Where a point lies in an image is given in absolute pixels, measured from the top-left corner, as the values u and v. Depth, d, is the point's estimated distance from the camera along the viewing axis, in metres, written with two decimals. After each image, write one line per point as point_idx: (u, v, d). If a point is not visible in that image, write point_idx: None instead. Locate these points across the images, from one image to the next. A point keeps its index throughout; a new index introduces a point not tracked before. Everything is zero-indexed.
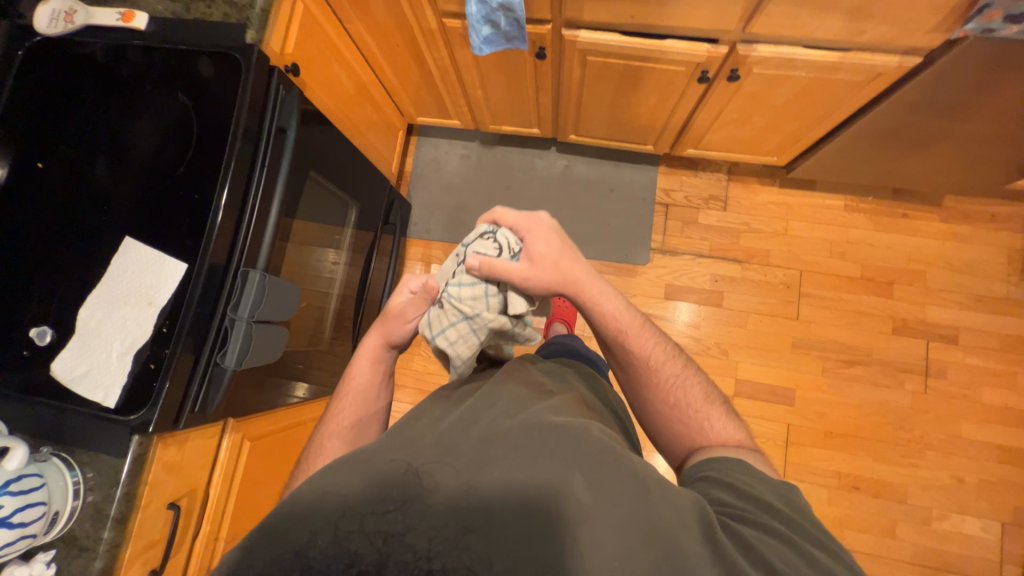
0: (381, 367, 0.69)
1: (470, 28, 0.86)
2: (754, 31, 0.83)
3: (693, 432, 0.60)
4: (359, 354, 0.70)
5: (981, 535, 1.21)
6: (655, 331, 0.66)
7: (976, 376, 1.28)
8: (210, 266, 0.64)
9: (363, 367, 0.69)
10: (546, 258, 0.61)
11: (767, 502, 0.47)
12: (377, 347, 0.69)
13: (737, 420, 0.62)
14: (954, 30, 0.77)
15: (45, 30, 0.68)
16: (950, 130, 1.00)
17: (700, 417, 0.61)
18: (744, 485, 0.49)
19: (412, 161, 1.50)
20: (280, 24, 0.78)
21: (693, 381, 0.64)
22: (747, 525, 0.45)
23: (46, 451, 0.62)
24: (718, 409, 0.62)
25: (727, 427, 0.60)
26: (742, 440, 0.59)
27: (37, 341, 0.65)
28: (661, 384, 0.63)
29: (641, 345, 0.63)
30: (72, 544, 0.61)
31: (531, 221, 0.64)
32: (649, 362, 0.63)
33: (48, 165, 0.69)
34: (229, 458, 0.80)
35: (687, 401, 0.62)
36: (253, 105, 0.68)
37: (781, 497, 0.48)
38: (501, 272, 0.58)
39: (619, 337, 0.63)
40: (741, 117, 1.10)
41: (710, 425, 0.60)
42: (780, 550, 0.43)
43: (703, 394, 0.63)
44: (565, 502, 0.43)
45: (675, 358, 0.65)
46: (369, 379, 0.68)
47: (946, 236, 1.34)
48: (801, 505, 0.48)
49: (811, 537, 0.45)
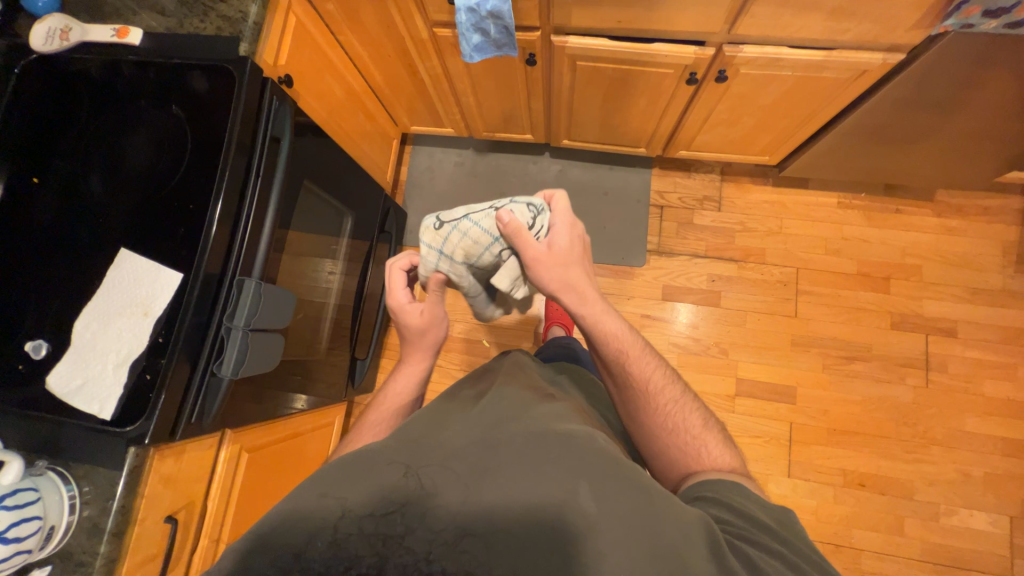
0: (419, 388, 0.72)
1: (460, 36, 0.87)
2: (739, 32, 0.85)
3: (689, 458, 0.58)
4: (402, 371, 0.72)
5: (990, 530, 1.20)
6: (654, 354, 0.64)
7: (977, 369, 1.28)
8: (205, 275, 0.65)
9: (407, 380, 0.71)
10: (565, 254, 0.62)
11: (766, 523, 0.46)
12: (424, 368, 0.72)
13: (734, 450, 0.59)
14: (934, 26, 0.78)
15: (41, 48, 0.70)
16: (938, 125, 1.01)
17: (697, 442, 0.58)
18: (741, 506, 0.48)
19: (407, 170, 1.51)
20: (272, 36, 0.79)
21: (693, 407, 0.62)
22: (750, 545, 0.44)
23: (41, 466, 0.61)
24: (716, 436, 0.60)
25: (725, 455, 0.57)
26: (740, 469, 0.56)
27: (32, 356, 0.64)
28: (659, 407, 0.60)
29: (642, 367, 0.61)
30: (68, 560, 0.60)
31: (569, 219, 0.64)
32: (647, 384, 0.61)
33: (43, 180, 0.69)
34: (227, 470, 0.80)
35: (685, 426, 0.60)
36: (246, 116, 0.69)
37: (779, 519, 0.48)
38: (517, 246, 0.60)
39: (618, 358, 0.61)
40: (731, 117, 1.11)
41: (707, 452, 0.57)
42: (780, 570, 0.42)
43: (701, 421, 0.61)
44: (570, 511, 0.42)
45: (674, 384, 0.63)
46: (409, 396, 0.70)
47: (940, 230, 1.35)
48: (796, 525, 0.48)
49: (809, 559, 0.44)
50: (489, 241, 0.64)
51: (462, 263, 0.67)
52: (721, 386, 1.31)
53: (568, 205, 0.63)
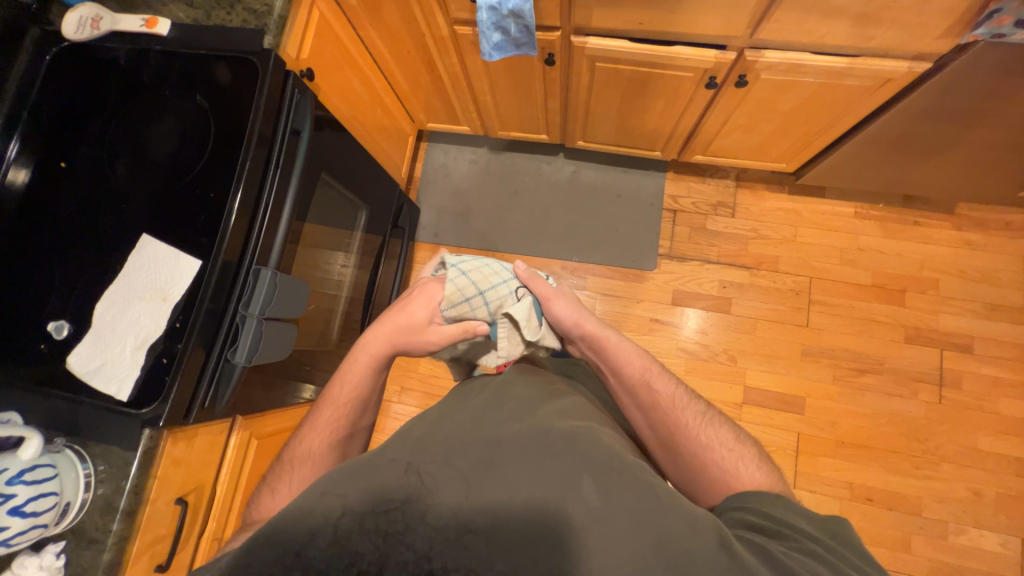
0: (378, 373, 0.69)
1: (480, 35, 0.88)
2: (761, 37, 0.84)
3: (726, 474, 0.56)
4: (355, 360, 0.68)
5: (1001, 551, 1.18)
6: (674, 376, 0.66)
7: (992, 386, 1.26)
8: (224, 263, 0.66)
9: (360, 371, 0.68)
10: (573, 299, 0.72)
11: (804, 528, 0.46)
12: (380, 355, 0.68)
13: (771, 466, 0.57)
14: (964, 35, 0.77)
15: (73, 35, 0.72)
16: (962, 137, 1.00)
17: (732, 457, 0.57)
18: (776, 512, 0.48)
19: (421, 166, 1.52)
20: (295, 30, 0.80)
21: (721, 424, 0.62)
22: (780, 542, 0.45)
23: (60, 442, 0.63)
24: (751, 451, 0.58)
25: (761, 470, 0.56)
26: (780, 484, 0.54)
27: (54, 335, 0.66)
28: (687, 423, 0.60)
29: (661, 386, 0.64)
30: (82, 536, 0.62)
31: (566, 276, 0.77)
32: (670, 402, 0.62)
33: (70, 164, 0.71)
34: (236, 456, 0.81)
35: (717, 441, 0.59)
36: (267, 110, 0.70)
37: (824, 527, 0.47)
38: (534, 288, 0.70)
39: (636, 378, 0.65)
40: (749, 123, 1.10)
41: (744, 466, 0.56)
42: (810, 566, 0.42)
43: (733, 436, 0.60)
44: (575, 505, 0.42)
45: (698, 401, 0.64)
46: (364, 389, 0.68)
47: (959, 244, 1.33)
48: (849, 536, 0.47)
49: (853, 565, 0.43)
50: (505, 276, 0.69)
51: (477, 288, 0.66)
52: (728, 393, 1.30)
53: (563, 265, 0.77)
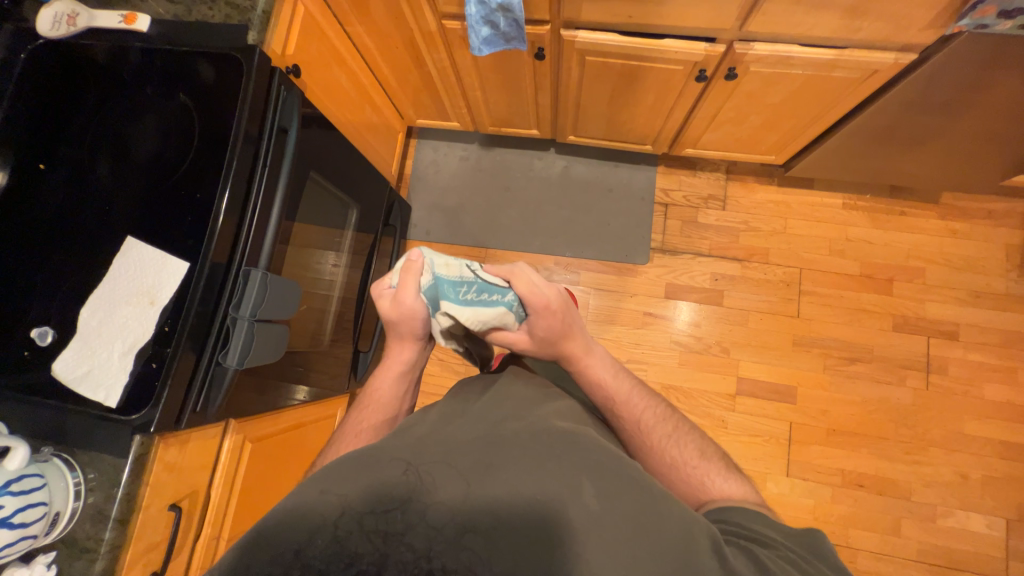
0: (407, 379, 0.70)
1: (470, 29, 0.87)
2: (750, 29, 0.84)
3: (695, 489, 0.57)
4: (387, 363, 0.70)
5: (987, 532, 1.20)
6: (644, 392, 0.67)
7: (977, 371, 1.28)
8: (212, 265, 0.64)
9: (390, 377, 0.69)
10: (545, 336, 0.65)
11: (782, 538, 0.47)
12: (408, 358, 0.69)
13: (741, 477, 0.57)
14: (949, 25, 0.77)
15: (48, 33, 0.69)
16: (946, 127, 1.01)
17: (699, 472, 0.58)
18: (763, 526, 0.48)
19: (412, 164, 1.50)
20: (282, 27, 0.79)
21: (688, 439, 0.62)
22: (762, 548, 0.45)
23: (47, 452, 0.62)
24: (716, 464, 0.59)
25: (730, 483, 0.56)
26: (750, 496, 0.54)
27: (38, 342, 0.64)
28: (653, 443, 0.61)
29: (630, 409, 0.64)
30: (74, 546, 0.60)
31: (542, 302, 0.62)
32: (639, 425, 0.63)
33: (50, 167, 0.69)
34: (230, 460, 0.80)
35: (683, 459, 0.59)
36: (254, 108, 0.68)
37: (804, 539, 0.47)
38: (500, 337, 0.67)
39: (607, 403, 0.65)
40: (738, 116, 1.11)
41: (712, 481, 0.56)
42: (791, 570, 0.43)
43: (699, 450, 0.61)
44: (572, 510, 0.42)
45: (666, 418, 0.64)
46: (394, 394, 0.69)
47: (944, 233, 1.35)
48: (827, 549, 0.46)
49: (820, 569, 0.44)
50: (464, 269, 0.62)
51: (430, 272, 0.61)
52: (722, 385, 1.31)
53: (530, 291, 0.62)
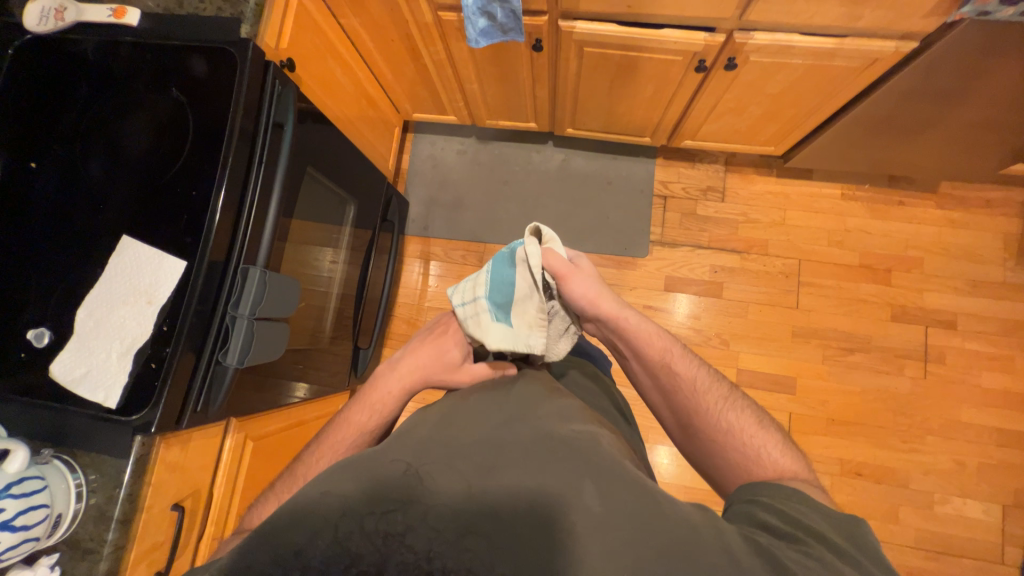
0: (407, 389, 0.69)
1: (466, 21, 0.86)
2: (750, 18, 0.83)
3: (750, 461, 0.57)
4: (390, 368, 0.70)
5: (983, 518, 1.22)
6: (696, 358, 0.68)
7: (975, 360, 1.29)
8: (210, 262, 0.64)
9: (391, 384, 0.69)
10: (589, 276, 0.70)
11: (816, 525, 0.46)
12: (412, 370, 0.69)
13: (795, 451, 0.58)
14: (951, 13, 0.77)
15: (36, 28, 0.68)
16: (944, 116, 1.01)
17: (756, 443, 0.58)
18: (787, 506, 0.49)
19: (408, 158, 1.49)
20: (275, 20, 0.77)
21: (744, 406, 0.62)
22: (786, 540, 0.45)
23: (47, 454, 0.61)
24: (773, 436, 0.59)
25: (786, 456, 0.57)
26: (802, 473, 0.55)
27: (34, 344, 0.64)
28: (710, 406, 0.62)
29: (685, 368, 0.65)
30: (77, 547, 0.60)
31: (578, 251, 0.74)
32: (694, 386, 0.63)
33: (41, 165, 0.68)
34: (232, 458, 0.80)
35: (740, 426, 0.60)
36: (248, 104, 0.67)
37: (840, 528, 0.46)
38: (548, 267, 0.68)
39: (659, 360, 0.66)
40: (738, 106, 1.10)
41: (767, 454, 0.57)
42: (813, 564, 0.42)
43: (756, 420, 0.61)
44: (574, 512, 0.42)
45: (721, 384, 0.65)
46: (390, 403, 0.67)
47: (943, 223, 1.35)
48: (865, 538, 0.46)
49: (857, 566, 0.43)
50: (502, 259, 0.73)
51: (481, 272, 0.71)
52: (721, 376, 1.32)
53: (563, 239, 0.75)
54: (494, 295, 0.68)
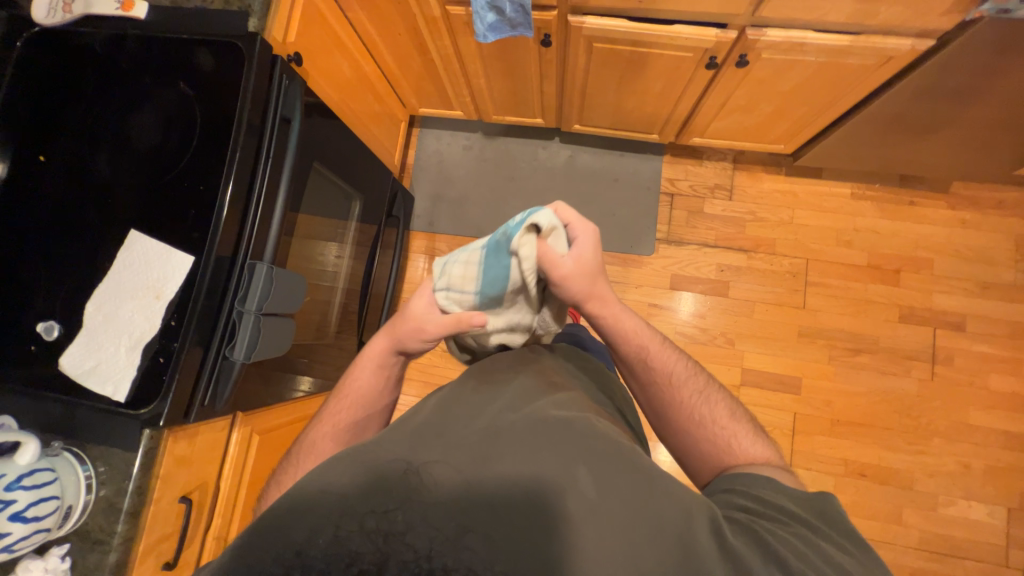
0: (388, 372, 0.68)
1: (474, 14, 0.85)
2: (764, 14, 0.82)
3: (721, 450, 0.58)
4: (365, 355, 0.68)
5: (987, 521, 1.22)
6: (674, 348, 0.67)
7: (982, 363, 1.28)
8: (217, 258, 0.64)
9: (370, 373, 0.68)
10: (586, 271, 0.61)
11: (789, 506, 0.47)
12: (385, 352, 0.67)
13: (766, 439, 0.60)
14: (969, 11, 0.76)
15: (44, 20, 0.69)
16: (958, 116, 0.99)
17: (727, 434, 0.59)
18: (763, 494, 0.49)
19: (414, 154, 1.49)
20: (283, 13, 0.77)
21: (717, 398, 0.63)
22: (765, 521, 0.46)
23: (57, 445, 0.62)
24: (744, 426, 0.60)
25: (757, 444, 0.58)
26: (774, 459, 0.57)
27: (44, 336, 0.64)
28: (684, 399, 0.62)
29: (662, 361, 0.64)
30: (87, 538, 0.61)
31: (583, 229, 0.62)
32: (671, 379, 0.63)
33: (49, 158, 0.68)
34: (239, 451, 0.81)
35: (712, 417, 0.61)
36: (255, 99, 0.67)
37: (808, 505, 0.48)
38: (545, 267, 0.58)
39: (638, 356, 0.64)
40: (748, 104, 1.09)
41: (739, 444, 0.58)
42: (793, 542, 0.43)
43: (728, 411, 0.62)
44: (572, 501, 0.42)
45: (697, 375, 0.65)
46: (374, 388, 0.67)
47: (954, 223, 1.34)
48: (835, 513, 0.47)
49: (833, 542, 0.44)
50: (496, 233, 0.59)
51: (472, 254, 0.61)
52: (726, 375, 1.31)
53: (573, 214, 0.62)
54: (483, 286, 0.60)
